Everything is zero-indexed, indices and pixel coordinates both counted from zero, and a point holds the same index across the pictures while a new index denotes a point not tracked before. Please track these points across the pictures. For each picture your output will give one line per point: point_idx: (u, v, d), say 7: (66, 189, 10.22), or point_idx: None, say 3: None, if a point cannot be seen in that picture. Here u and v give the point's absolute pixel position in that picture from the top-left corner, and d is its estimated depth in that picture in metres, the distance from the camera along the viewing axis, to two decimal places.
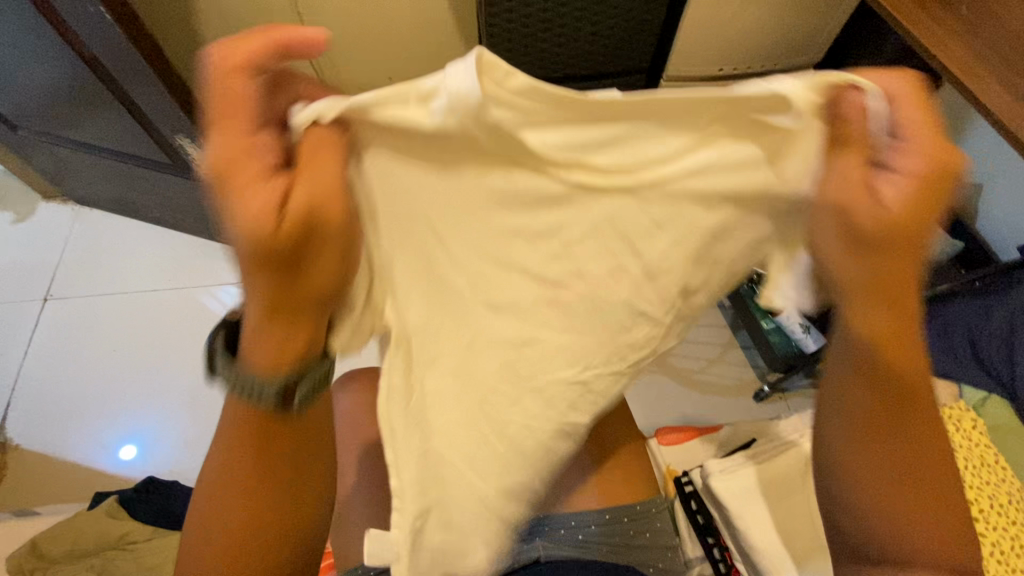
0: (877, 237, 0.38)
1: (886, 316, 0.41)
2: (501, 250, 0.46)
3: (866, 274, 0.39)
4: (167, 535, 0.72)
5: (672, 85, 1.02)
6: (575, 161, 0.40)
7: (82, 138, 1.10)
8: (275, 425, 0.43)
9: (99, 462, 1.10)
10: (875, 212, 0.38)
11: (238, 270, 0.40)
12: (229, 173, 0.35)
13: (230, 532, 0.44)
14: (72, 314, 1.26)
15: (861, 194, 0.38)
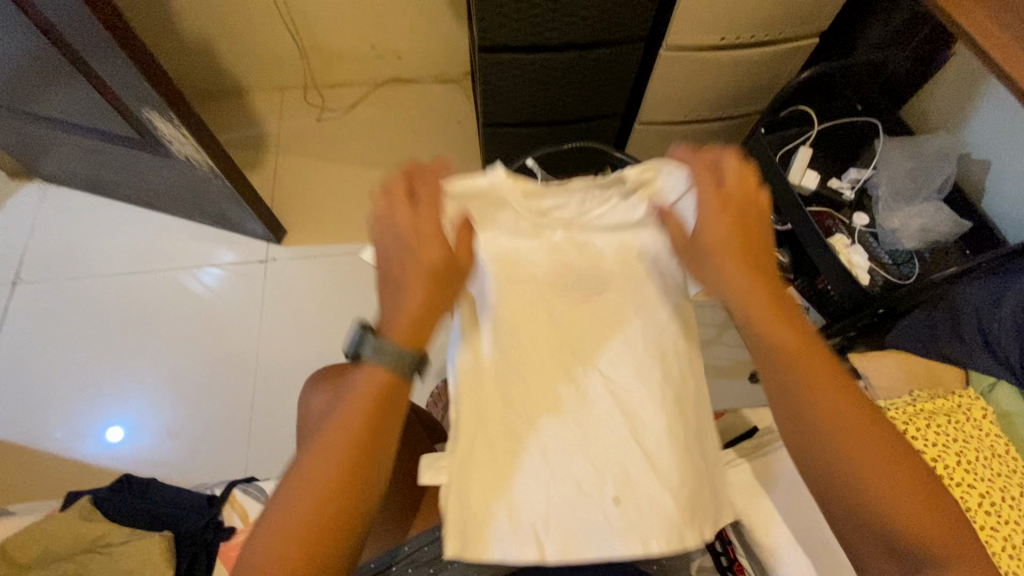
0: (712, 247, 0.48)
1: (764, 300, 0.47)
2: (519, 278, 0.57)
3: (718, 275, 0.48)
4: (143, 537, 0.62)
5: (672, 55, 0.97)
6: (532, 213, 0.55)
7: (44, 113, 1.03)
8: (388, 408, 0.46)
9: (80, 452, 1.06)
10: (700, 231, 0.49)
11: (391, 272, 0.49)
12: (435, 209, 0.48)
13: (309, 526, 0.42)
14: (45, 299, 1.20)
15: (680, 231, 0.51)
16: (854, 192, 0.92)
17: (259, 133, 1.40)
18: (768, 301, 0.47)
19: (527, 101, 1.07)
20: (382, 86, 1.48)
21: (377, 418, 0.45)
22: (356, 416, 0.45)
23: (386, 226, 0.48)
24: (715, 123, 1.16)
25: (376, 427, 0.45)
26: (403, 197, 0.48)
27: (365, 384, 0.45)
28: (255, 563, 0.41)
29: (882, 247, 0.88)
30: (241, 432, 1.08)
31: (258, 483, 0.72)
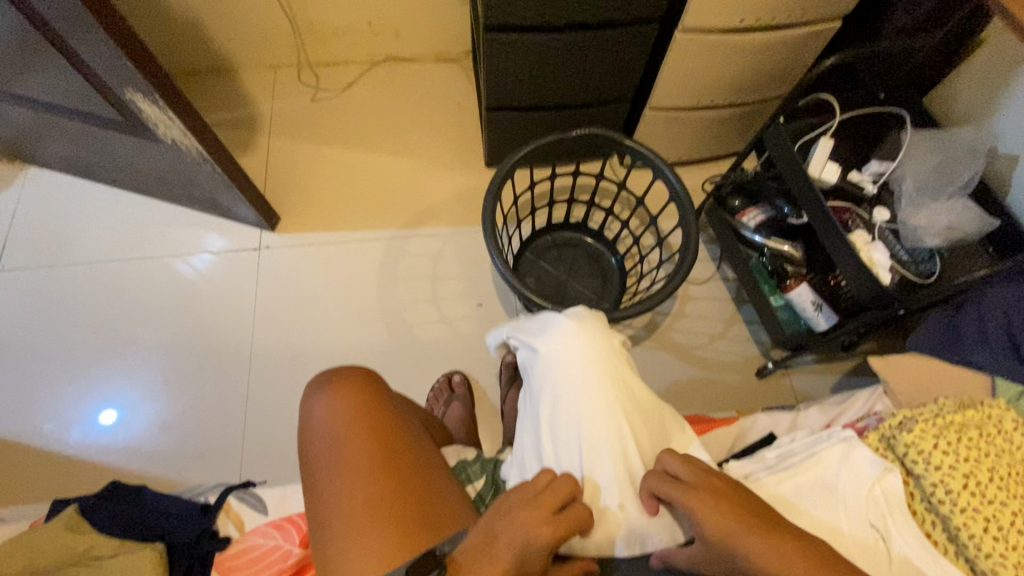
0: (692, 484, 0.53)
1: (728, 516, 0.50)
2: (563, 403, 0.61)
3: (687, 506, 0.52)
4: (136, 549, 0.60)
5: (688, 36, 0.92)
6: (575, 361, 0.63)
7: (21, 92, 0.96)
8: None
9: (71, 446, 1.02)
10: (679, 480, 0.54)
11: (488, 523, 0.52)
12: (552, 519, 0.51)
13: None
14: (29, 286, 1.15)
15: (661, 478, 0.55)
16: (876, 186, 0.89)
17: (250, 113, 1.34)
18: (732, 514, 0.50)
19: (534, 85, 1.02)
20: (378, 65, 1.42)
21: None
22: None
23: (521, 506, 0.52)
24: (728, 110, 1.11)
25: None
26: (542, 513, 0.52)
27: None
28: None
29: (902, 244, 0.85)
30: (236, 427, 1.05)
31: (255, 490, 0.71)
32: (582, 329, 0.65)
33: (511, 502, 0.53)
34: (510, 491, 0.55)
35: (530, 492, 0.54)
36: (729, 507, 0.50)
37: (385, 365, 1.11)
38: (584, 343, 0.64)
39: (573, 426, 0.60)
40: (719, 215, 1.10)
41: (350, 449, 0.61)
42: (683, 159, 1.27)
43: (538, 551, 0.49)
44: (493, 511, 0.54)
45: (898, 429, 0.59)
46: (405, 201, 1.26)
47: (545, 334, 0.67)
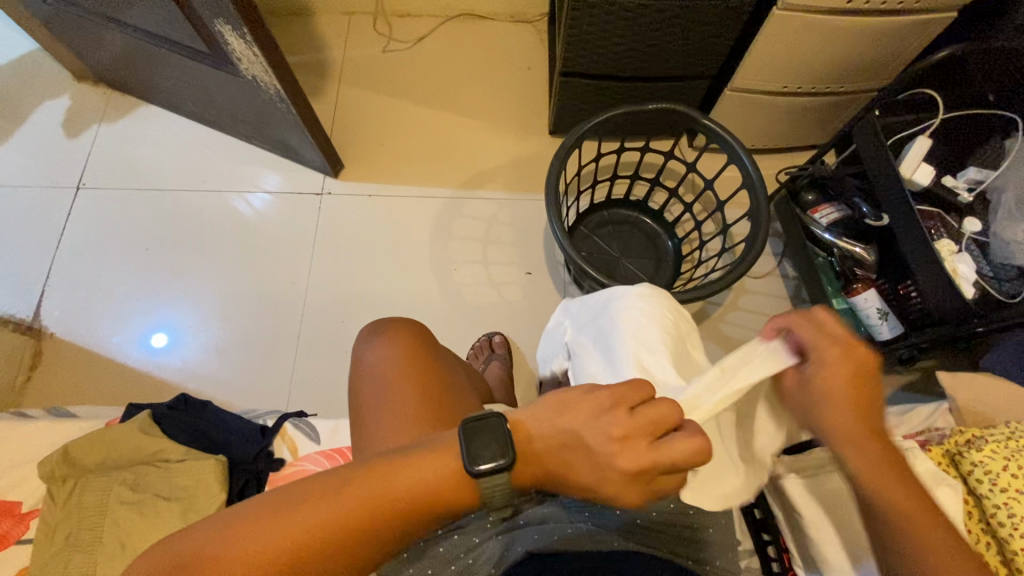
0: (843, 353, 0.47)
1: (850, 407, 0.46)
2: (644, 350, 0.61)
3: (827, 374, 0.46)
4: (197, 458, 0.68)
5: (785, 15, 0.87)
6: (651, 323, 0.64)
7: (112, 13, 0.99)
8: (449, 494, 0.44)
9: (133, 358, 1.09)
10: (831, 343, 0.47)
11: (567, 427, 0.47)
12: (642, 443, 0.44)
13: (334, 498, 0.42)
14: (106, 203, 1.22)
15: (819, 332, 0.48)
16: (972, 195, 0.86)
17: (322, 58, 1.35)
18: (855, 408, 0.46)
19: (610, 53, 0.99)
20: (452, 20, 1.40)
21: (447, 487, 0.44)
22: (426, 475, 0.44)
23: (606, 424, 0.45)
24: (814, 98, 1.05)
25: (432, 491, 0.44)
26: (634, 435, 0.44)
27: (443, 467, 0.44)
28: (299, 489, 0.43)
29: (987, 261, 0.83)
30: (286, 361, 1.10)
31: (310, 419, 0.76)
32: (660, 300, 0.66)
33: (609, 411, 0.46)
34: (613, 397, 0.46)
35: (625, 411, 0.45)
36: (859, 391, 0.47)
37: (429, 321, 1.13)
38: (662, 311, 0.65)
39: (653, 370, 0.59)
40: (790, 208, 1.06)
41: (400, 389, 0.62)
42: (757, 147, 1.22)
43: (619, 476, 0.45)
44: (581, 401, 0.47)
45: (966, 445, 0.58)
46: (464, 162, 1.26)
47: (622, 298, 0.67)
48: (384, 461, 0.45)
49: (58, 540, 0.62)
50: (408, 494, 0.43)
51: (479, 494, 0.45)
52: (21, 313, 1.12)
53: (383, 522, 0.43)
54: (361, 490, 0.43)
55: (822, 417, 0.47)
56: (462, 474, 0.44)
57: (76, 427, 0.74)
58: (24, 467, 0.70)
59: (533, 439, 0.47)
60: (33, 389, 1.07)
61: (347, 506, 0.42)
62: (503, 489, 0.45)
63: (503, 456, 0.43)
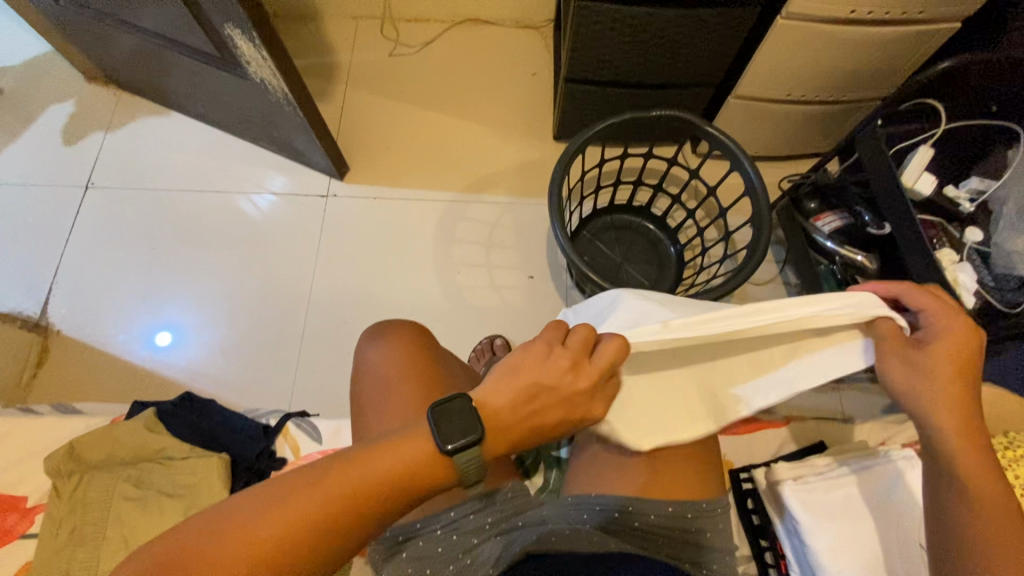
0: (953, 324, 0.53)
1: (953, 370, 0.51)
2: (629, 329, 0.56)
3: (939, 338, 0.52)
4: (200, 456, 0.68)
5: (788, 24, 0.87)
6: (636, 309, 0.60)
7: (123, 16, 1.01)
8: (432, 473, 0.45)
9: (137, 356, 1.10)
10: (947, 314, 0.53)
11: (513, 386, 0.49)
12: (580, 368, 0.50)
13: (318, 488, 0.43)
14: (114, 202, 1.23)
15: (934, 301, 0.54)
16: (973, 205, 0.86)
17: (329, 62, 1.37)
18: (959, 373, 0.51)
19: (614, 60, 1.00)
20: (458, 26, 1.41)
21: (426, 468, 0.45)
22: (406, 458, 0.45)
23: (544, 361, 0.50)
24: (818, 106, 1.06)
25: (412, 473, 0.45)
26: (572, 361, 0.50)
27: (419, 447, 0.46)
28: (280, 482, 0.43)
29: (990, 270, 0.83)
30: (289, 361, 1.10)
31: (312, 419, 0.76)
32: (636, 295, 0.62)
33: (548, 353, 0.50)
34: (545, 341, 0.51)
35: (556, 348, 0.51)
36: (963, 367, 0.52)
37: (432, 323, 1.14)
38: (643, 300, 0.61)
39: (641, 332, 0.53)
40: (792, 216, 1.06)
41: (400, 388, 0.62)
42: (760, 155, 1.22)
43: (576, 398, 0.50)
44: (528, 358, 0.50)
45: None
46: (469, 166, 1.27)
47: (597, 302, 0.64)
48: (361, 450, 0.46)
49: (62, 535, 0.63)
50: (389, 479, 0.44)
51: (455, 472, 0.46)
52: (27, 310, 1.13)
53: (366, 505, 0.43)
54: (346, 477, 0.44)
55: (927, 373, 0.52)
56: (436, 452, 0.45)
57: (81, 423, 0.75)
58: (30, 461, 0.71)
59: (498, 412, 0.48)
60: (39, 385, 1.07)
61: (330, 495, 0.43)
62: (479, 464, 0.47)
63: (469, 412, 0.46)
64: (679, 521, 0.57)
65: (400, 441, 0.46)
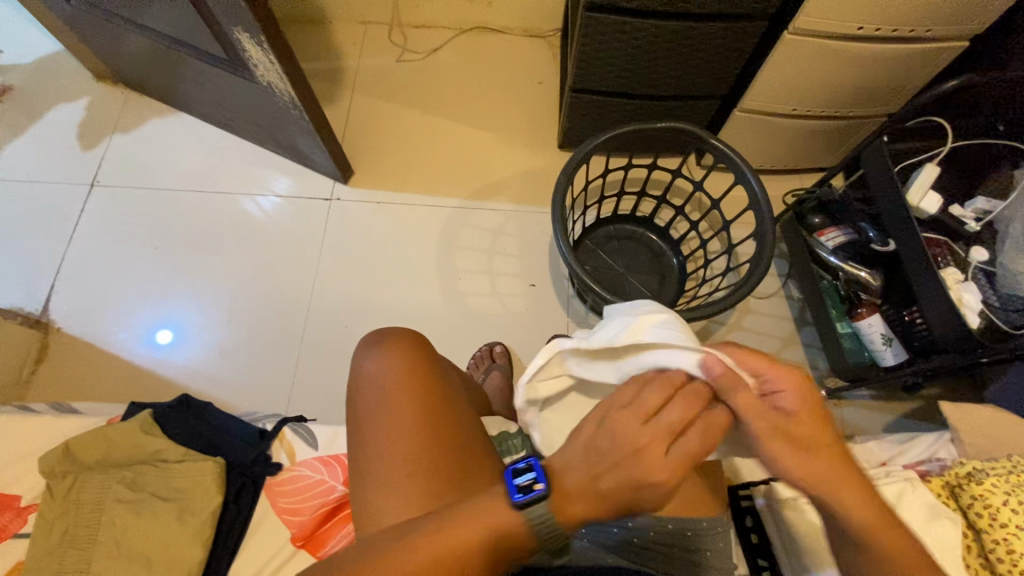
0: (796, 395, 0.51)
1: (804, 438, 0.50)
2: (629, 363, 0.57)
3: (785, 413, 0.50)
4: (197, 459, 0.68)
5: (794, 40, 0.88)
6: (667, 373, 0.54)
7: (133, 17, 1.01)
8: (508, 528, 0.49)
9: (137, 355, 1.10)
10: (786, 390, 0.51)
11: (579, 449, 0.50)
12: (651, 425, 0.48)
13: (414, 551, 0.48)
14: (119, 201, 1.23)
15: (769, 373, 0.51)
16: (980, 224, 0.85)
17: (337, 66, 1.37)
18: (813, 443, 0.50)
19: (621, 71, 1.00)
20: (466, 33, 1.42)
21: (507, 530, 0.49)
22: (487, 521, 0.49)
23: (621, 416, 0.48)
24: (824, 121, 1.06)
25: (492, 535, 0.49)
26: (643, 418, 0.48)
27: (500, 510, 0.50)
28: (376, 544, 0.49)
29: (995, 290, 0.82)
30: (288, 366, 1.10)
31: (308, 424, 0.76)
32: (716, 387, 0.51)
33: (625, 414, 0.48)
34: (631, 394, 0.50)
35: (633, 401, 0.49)
36: (815, 433, 0.50)
37: (433, 330, 1.14)
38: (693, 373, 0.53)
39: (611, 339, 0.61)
40: (797, 231, 1.06)
41: (411, 448, 0.59)
42: (764, 167, 1.22)
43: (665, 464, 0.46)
44: (586, 428, 0.50)
45: (966, 480, 0.59)
46: (474, 173, 1.27)
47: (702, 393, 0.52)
48: (452, 510, 0.50)
49: (54, 535, 0.62)
50: (475, 541, 0.49)
51: (531, 533, 0.49)
52: (30, 307, 1.13)
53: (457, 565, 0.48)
54: (419, 545, 0.48)
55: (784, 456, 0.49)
56: (513, 514, 0.49)
57: (77, 424, 0.74)
58: (26, 460, 0.71)
59: (566, 477, 0.49)
60: (37, 382, 1.07)
61: (423, 558, 0.48)
62: (553, 524, 0.48)
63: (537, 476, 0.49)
64: (680, 537, 0.56)
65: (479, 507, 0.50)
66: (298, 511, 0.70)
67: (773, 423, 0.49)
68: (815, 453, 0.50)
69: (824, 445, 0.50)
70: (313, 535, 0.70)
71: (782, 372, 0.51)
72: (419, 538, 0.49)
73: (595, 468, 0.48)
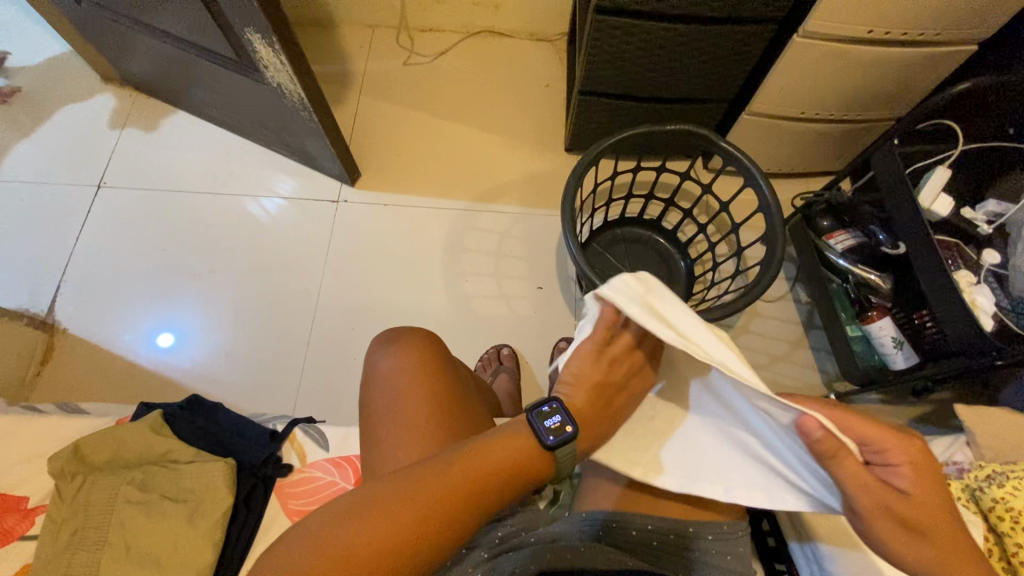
0: (906, 462, 0.45)
1: (917, 517, 0.45)
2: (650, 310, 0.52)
3: (896, 486, 0.45)
4: (206, 460, 0.67)
5: (804, 43, 0.88)
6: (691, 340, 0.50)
7: (143, 19, 1.02)
8: (539, 461, 0.51)
9: (142, 356, 1.09)
10: (894, 459, 0.46)
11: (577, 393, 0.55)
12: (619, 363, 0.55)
13: (442, 476, 0.49)
14: (125, 202, 1.23)
15: (877, 438, 0.46)
16: (991, 227, 0.85)
17: (345, 69, 1.38)
18: (927, 521, 0.45)
19: (630, 73, 1.00)
20: (473, 37, 1.43)
21: (530, 460, 0.51)
22: (512, 451, 0.51)
23: (593, 363, 0.55)
24: (832, 124, 1.06)
25: (520, 463, 0.51)
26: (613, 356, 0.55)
27: (524, 440, 0.51)
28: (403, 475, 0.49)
29: (1008, 294, 0.82)
30: (294, 368, 1.09)
31: (319, 426, 0.75)
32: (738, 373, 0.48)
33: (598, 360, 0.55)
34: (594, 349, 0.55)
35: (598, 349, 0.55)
36: (931, 509, 0.45)
37: (440, 332, 1.13)
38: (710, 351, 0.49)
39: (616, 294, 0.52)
40: (805, 234, 1.06)
41: (429, 421, 0.60)
42: (771, 171, 1.22)
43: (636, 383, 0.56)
44: (588, 368, 0.55)
45: (985, 482, 0.59)
46: (481, 176, 1.27)
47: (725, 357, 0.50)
48: (478, 441, 0.51)
49: (64, 537, 0.62)
50: (501, 468, 0.50)
51: (556, 466, 0.52)
52: (36, 308, 1.13)
53: (482, 491, 0.49)
54: (447, 471, 0.49)
55: (890, 536, 0.45)
56: (539, 445, 0.51)
57: (85, 424, 0.74)
58: (34, 461, 0.70)
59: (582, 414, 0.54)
60: (42, 383, 1.07)
61: (453, 483, 0.48)
62: (574, 457, 0.53)
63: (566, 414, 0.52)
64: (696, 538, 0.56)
65: (503, 438, 0.51)
66: (309, 514, 0.69)
67: (880, 499, 0.45)
68: (928, 534, 0.44)
69: (942, 524, 0.45)
70: None
71: (891, 438, 0.46)
72: (445, 465, 0.49)
73: (606, 397, 0.55)
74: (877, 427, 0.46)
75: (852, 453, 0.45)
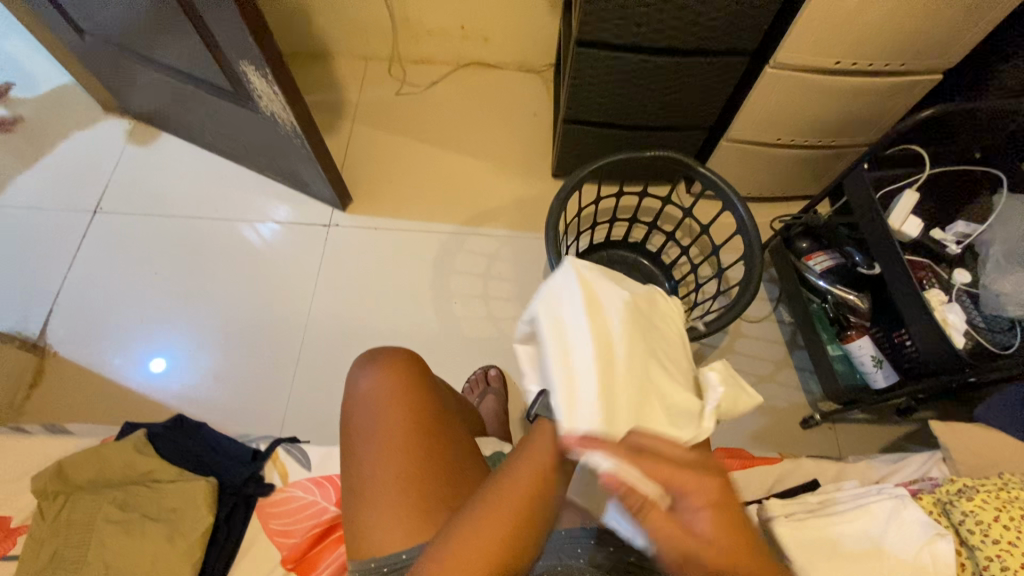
0: (708, 509, 0.42)
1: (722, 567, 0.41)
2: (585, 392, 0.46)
3: (702, 533, 0.42)
4: (189, 480, 0.68)
5: (775, 74, 0.92)
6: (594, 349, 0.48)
7: (144, 53, 1.06)
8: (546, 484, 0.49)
9: (131, 380, 1.10)
10: (694, 508, 0.43)
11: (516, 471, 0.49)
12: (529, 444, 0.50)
13: (479, 526, 0.47)
14: (121, 227, 1.26)
15: (681, 481, 0.43)
16: (960, 247, 0.88)
17: (339, 98, 1.42)
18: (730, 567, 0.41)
19: (611, 103, 1.04)
20: (463, 68, 1.48)
21: (545, 480, 0.49)
22: (525, 484, 0.48)
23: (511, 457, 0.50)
24: (807, 150, 1.10)
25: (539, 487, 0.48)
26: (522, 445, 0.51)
27: (526, 472, 0.49)
28: (448, 545, 0.47)
29: (981, 311, 0.84)
30: (282, 389, 1.10)
31: (302, 445, 0.76)
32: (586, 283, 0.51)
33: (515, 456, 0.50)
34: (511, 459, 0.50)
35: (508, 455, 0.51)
36: (739, 556, 0.42)
37: (428, 354, 1.14)
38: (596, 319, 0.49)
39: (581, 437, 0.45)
40: (785, 256, 1.08)
41: (422, 464, 0.60)
42: (751, 195, 1.26)
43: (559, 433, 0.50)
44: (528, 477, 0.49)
45: (955, 495, 0.60)
46: (471, 201, 1.30)
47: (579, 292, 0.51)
48: (489, 489, 0.49)
49: (43, 557, 0.62)
50: (526, 502, 0.48)
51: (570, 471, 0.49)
52: (27, 330, 1.14)
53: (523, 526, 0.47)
54: (479, 528, 0.47)
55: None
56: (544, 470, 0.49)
57: (70, 444, 0.74)
58: (17, 481, 0.71)
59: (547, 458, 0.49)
60: (31, 406, 1.07)
61: (492, 528, 0.47)
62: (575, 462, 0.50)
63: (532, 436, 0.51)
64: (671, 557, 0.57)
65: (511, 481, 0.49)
66: (289, 534, 0.70)
67: (681, 547, 0.41)
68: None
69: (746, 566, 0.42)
70: (303, 557, 0.69)
71: (692, 481, 0.43)
72: (479, 516, 0.48)
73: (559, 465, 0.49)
74: (683, 470, 0.44)
75: (657, 503, 0.42)
